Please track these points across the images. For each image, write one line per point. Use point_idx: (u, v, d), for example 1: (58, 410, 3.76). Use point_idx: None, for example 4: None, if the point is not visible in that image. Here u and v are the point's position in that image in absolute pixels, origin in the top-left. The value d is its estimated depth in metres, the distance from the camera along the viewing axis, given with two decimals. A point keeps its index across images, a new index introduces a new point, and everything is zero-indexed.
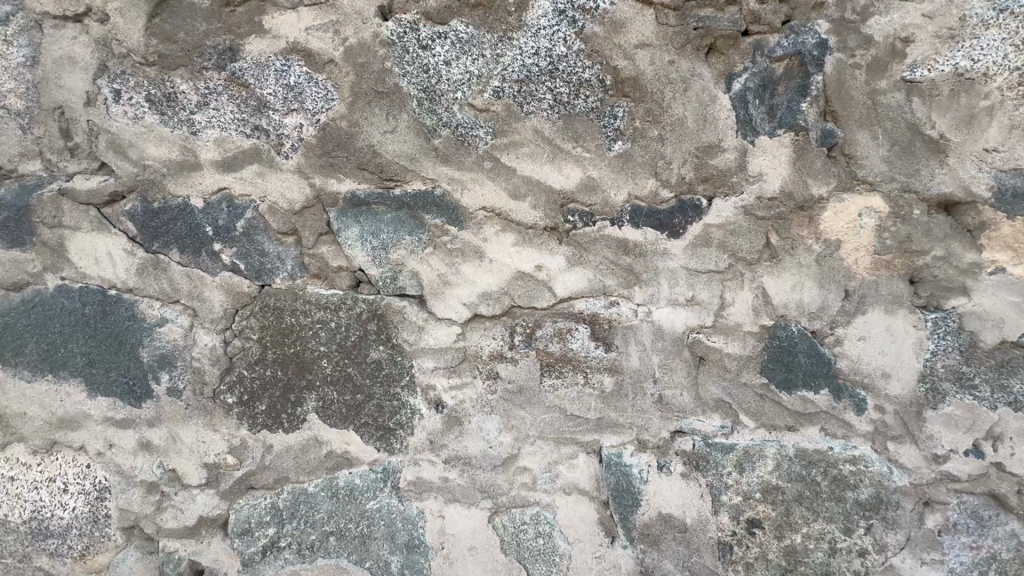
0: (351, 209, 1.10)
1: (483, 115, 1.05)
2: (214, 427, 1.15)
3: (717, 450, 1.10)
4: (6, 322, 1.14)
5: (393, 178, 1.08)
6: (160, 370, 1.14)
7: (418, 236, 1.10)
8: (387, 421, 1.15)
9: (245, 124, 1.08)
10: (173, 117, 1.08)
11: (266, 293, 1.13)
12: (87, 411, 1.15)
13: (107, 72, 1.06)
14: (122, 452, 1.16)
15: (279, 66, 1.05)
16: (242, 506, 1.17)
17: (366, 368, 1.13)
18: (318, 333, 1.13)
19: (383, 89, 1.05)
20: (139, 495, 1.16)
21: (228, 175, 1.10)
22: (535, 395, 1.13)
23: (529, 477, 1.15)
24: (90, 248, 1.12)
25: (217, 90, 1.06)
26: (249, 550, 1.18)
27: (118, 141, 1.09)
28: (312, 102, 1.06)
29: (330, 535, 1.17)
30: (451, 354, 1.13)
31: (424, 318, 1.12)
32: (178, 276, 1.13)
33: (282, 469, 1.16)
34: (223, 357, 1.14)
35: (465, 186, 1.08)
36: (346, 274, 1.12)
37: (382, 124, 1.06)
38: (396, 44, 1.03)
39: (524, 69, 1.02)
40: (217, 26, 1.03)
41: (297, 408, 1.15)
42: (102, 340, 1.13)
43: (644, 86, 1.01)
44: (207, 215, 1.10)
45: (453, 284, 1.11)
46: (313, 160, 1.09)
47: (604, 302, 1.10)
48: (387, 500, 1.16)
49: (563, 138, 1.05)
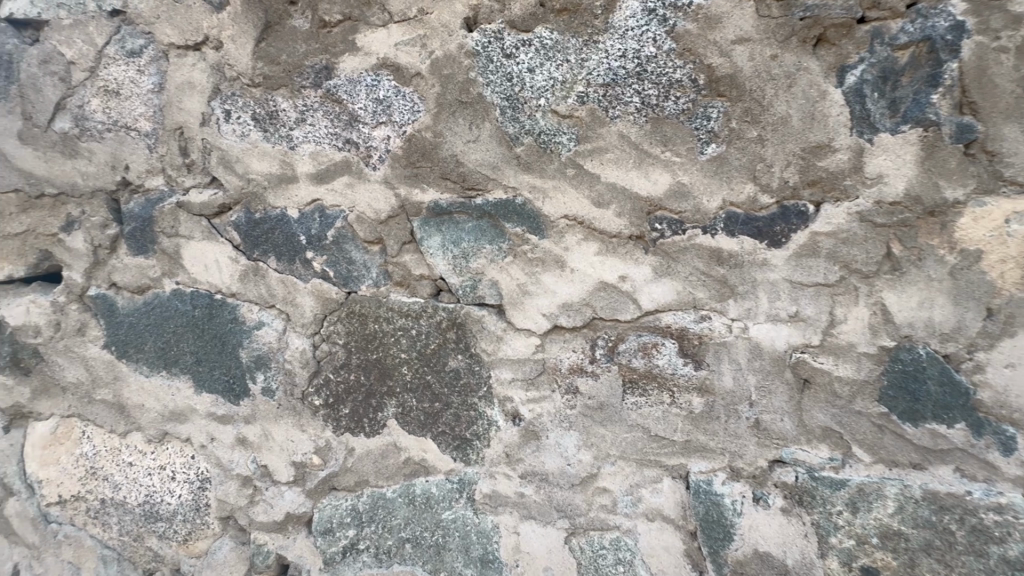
0: (434, 218, 1.11)
1: (567, 121, 1.03)
2: (302, 427, 1.20)
3: (825, 486, 0.98)
4: (131, 322, 1.27)
5: (475, 187, 1.08)
6: (256, 370, 1.21)
7: (498, 245, 1.09)
8: (464, 431, 1.14)
9: (337, 137, 1.13)
10: (274, 133, 1.15)
11: (352, 300, 1.16)
12: (193, 405, 1.25)
13: (220, 95, 1.17)
14: (221, 445, 1.24)
15: (370, 82, 1.09)
16: (325, 506, 1.20)
17: (444, 376, 1.13)
18: (399, 340, 1.14)
19: (467, 99, 1.06)
20: (234, 487, 1.23)
21: (320, 187, 1.15)
22: (617, 413, 1.08)
23: (609, 499, 1.09)
24: (200, 255, 1.22)
25: (314, 107, 1.13)
26: (330, 550, 1.21)
27: (227, 156, 1.18)
28: (400, 115, 1.09)
29: (406, 542, 1.18)
30: (530, 366, 1.10)
31: (502, 328, 1.10)
32: (274, 282, 1.19)
33: (362, 473, 1.19)
34: (311, 360, 1.19)
35: (547, 194, 1.05)
36: (427, 282, 1.13)
37: (465, 133, 1.07)
38: (480, 54, 1.03)
39: (611, 72, 0.99)
40: (315, 47, 1.10)
41: (378, 413, 1.17)
42: (207, 340, 1.23)
43: (742, 83, 0.94)
44: (301, 225, 1.16)
45: (533, 293, 1.08)
46: (399, 171, 1.11)
47: (693, 315, 1.02)
48: (462, 512, 1.15)
49: (651, 142, 1.00)
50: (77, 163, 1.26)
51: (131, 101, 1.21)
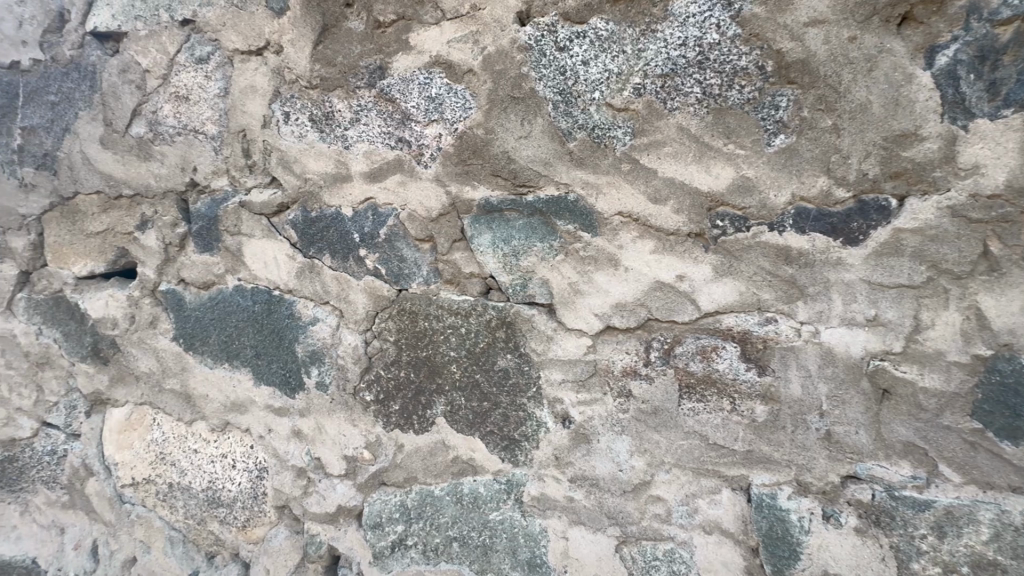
0: (484, 215, 1.10)
1: (622, 114, 0.99)
2: (354, 422, 1.22)
3: (906, 506, 0.90)
4: (197, 316, 1.34)
5: (527, 184, 1.06)
6: (311, 365, 1.24)
7: (550, 243, 1.06)
8: (512, 432, 1.12)
9: (390, 136, 1.14)
10: (330, 133, 1.18)
11: (403, 297, 1.17)
12: (253, 397, 1.30)
13: (280, 97, 1.21)
14: (278, 437, 1.28)
15: (422, 80, 1.09)
16: (375, 500, 1.22)
17: (493, 375, 1.12)
18: (448, 338, 1.14)
19: (519, 94, 1.04)
20: (289, 478, 1.27)
21: (373, 186, 1.16)
22: (672, 418, 1.03)
23: (663, 508, 1.05)
24: (260, 253, 1.26)
25: (368, 107, 1.15)
26: (379, 544, 1.22)
27: (286, 157, 1.22)
28: (452, 112, 1.09)
29: (454, 540, 1.18)
30: (581, 367, 1.07)
31: (553, 328, 1.08)
32: (329, 279, 1.22)
33: (411, 469, 1.19)
34: (363, 356, 1.20)
35: (600, 191, 1.02)
36: (477, 281, 1.12)
37: (517, 129, 1.05)
38: (533, 48, 1.01)
39: (669, 62, 0.95)
40: (369, 48, 1.12)
41: (427, 411, 1.17)
42: (266, 335, 1.27)
43: (815, 68, 0.87)
44: (355, 223, 1.18)
45: (584, 293, 1.05)
46: (450, 168, 1.11)
47: (757, 318, 0.96)
48: (510, 513, 1.14)
49: (712, 135, 0.95)
50: (151, 165, 1.34)
51: (199, 105, 1.27)
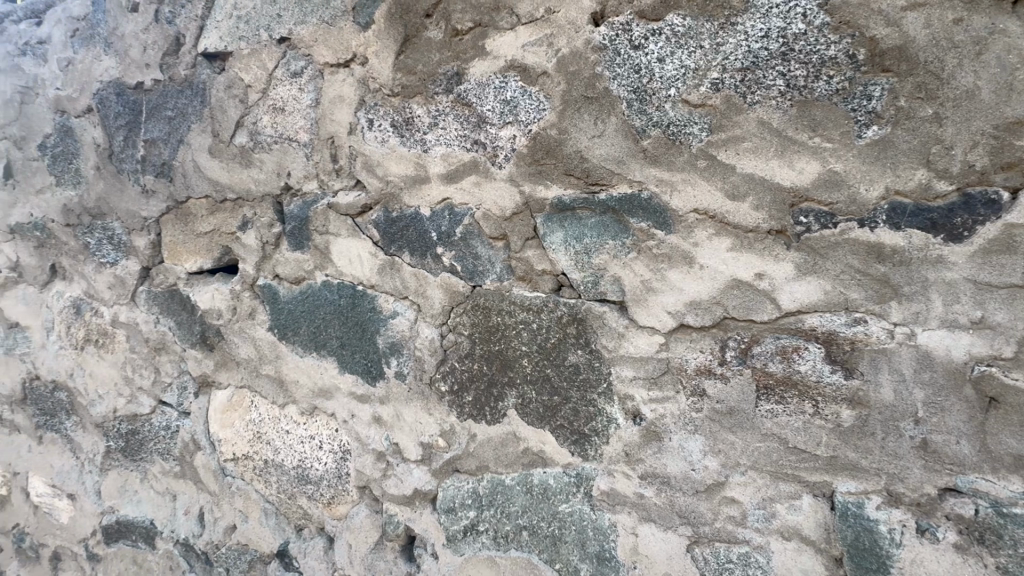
0: (557, 214, 1.12)
1: (699, 110, 0.98)
2: (429, 411, 1.29)
3: (1015, 524, 0.83)
4: (290, 308, 1.46)
5: (600, 182, 1.07)
6: (391, 356, 1.32)
7: (622, 240, 1.07)
8: (582, 427, 1.14)
9: (466, 139, 1.19)
10: (410, 138, 1.25)
11: (477, 293, 1.21)
12: (338, 384, 1.40)
13: (365, 105, 1.30)
14: (360, 422, 1.38)
15: (498, 84, 1.14)
16: (449, 486, 1.28)
17: (564, 370, 1.14)
18: (520, 333, 1.18)
19: (593, 94, 1.05)
20: (370, 460, 1.37)
21: (450, 187, 1.22)
22: (749, 420, 1.01)
23: (737, 510, 1.03)
24: (346, 250, 1.36)
25: (446, 111, 1.20)
26: (452, 528, 1.29)
27: (370, 161, 1.31)
28: (526, 114, 1.12)
29: (524, 529, 1.21)
30: (653, 364, 1.07)
31: (625, 325, 1.08)
32: (408, 275, 1.29)
33: (483, 458, 1.24)
34: (439, 349, 1.27)
35: (675, 188, 1.01)
36: (549, 277, 1.14)
37: (590, 128, 1.07)
38: (607, 48, 1.03)
39: (750, 55, 0.93)
40: (448, 55, 1.18)
41: (499, 402, 1.21)
42: (351, 327, 1.37)
43: (914, 55, 0.82)
44: (433, 222, 1.24)
45: (657, 290, 1.05)
46: (523, 168, 1.14)
47: (844, 318, 0.92)
48: (579, 506, 1.16)
49: (796, 128, 0.92)
50: (250, 171, 1.48)
51: (294, 115, 1.39)
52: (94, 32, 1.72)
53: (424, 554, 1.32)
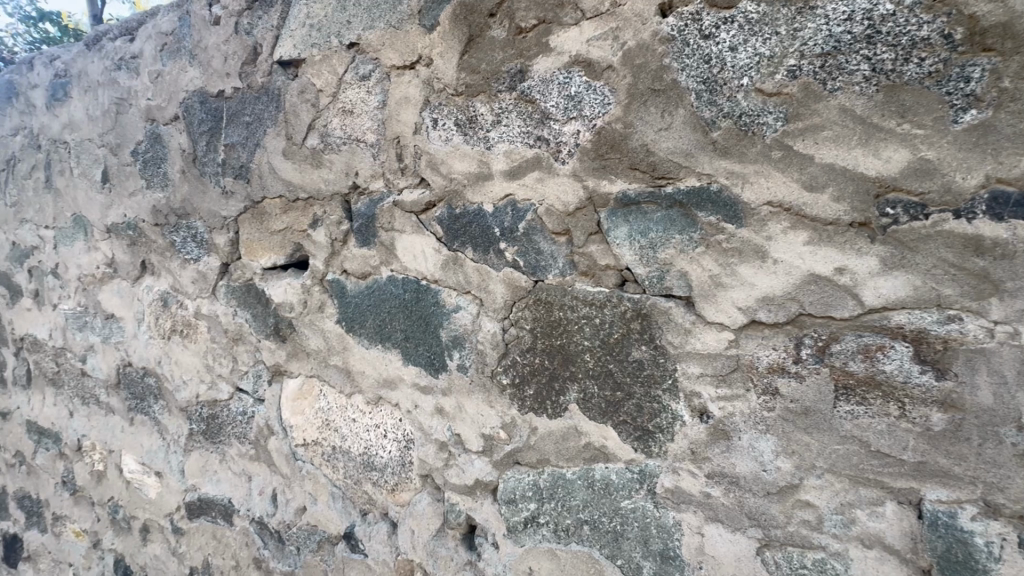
0: (621, 208, 1.11)
1: (774, 99, 0.95)
2: (491, 404, 1.32)
3: None
4: (357, 302, 1.53)
5: (666, 176, 1.06)
6: (453, 349, 1.35)
7: (690, 235, 1.05)
8: (646, 423, 1.13)
9: (529, 135, 1.20)
10: (473, 136, 1.28)
11: (539, 288, 1.22)
12: (402, 376, 1.46)
13: (430, 105, 1.34)
14: (424, 412, 1.43)
15: (562, 79, 1.14)
16: (509, 478, 1.30)
17: (628, 365, 1.14)
18: (583, 328, 1.18)
19: (660, 87, 1.04)
20: (433, 450, 1.41)
21: (513, 183, 1.24)
22: (826, 421, 0.97)
23: (813, 514, 0.99)
24: (410, 246, 1.41)
25: (509, 109, 1.22)
26: (513, 519, 1.31)
27: (434, 159, 1.35)
28: (591, 108, 1.12)
29: (585, 523, 1.22)
30: (721, 362, 1.04)
31: (691, 321, 1.06)
32: (471, 271, 1.32)
33: (544, 451, 1.26)
34: (501, 343, 1.29)
35: (747, 180, 0.98)
36: (613, 272, 1.14)
37: (657, 122, 1.05)
38: (676, 39, 1.01)
39: (831, 40, 0.89)
40: (511, 53, 1.20)
41: (560, 397, 1.22)
42: (415, 320, 1.42)
43: (1020, 31, 0.77)
44: (496, 218, 1.26)
45: (727, 286, 1.02)
46: (587, 163, 1.14)
47: (935, 315, 0.86)
48: (642, 503, 1.15)
49: (883, 115, 0.87)
50: (321, 172, 1.56)
51: (362, 117, 1.46)
52: (180, 46, 1.87)
53: (485, 543, 1.35)
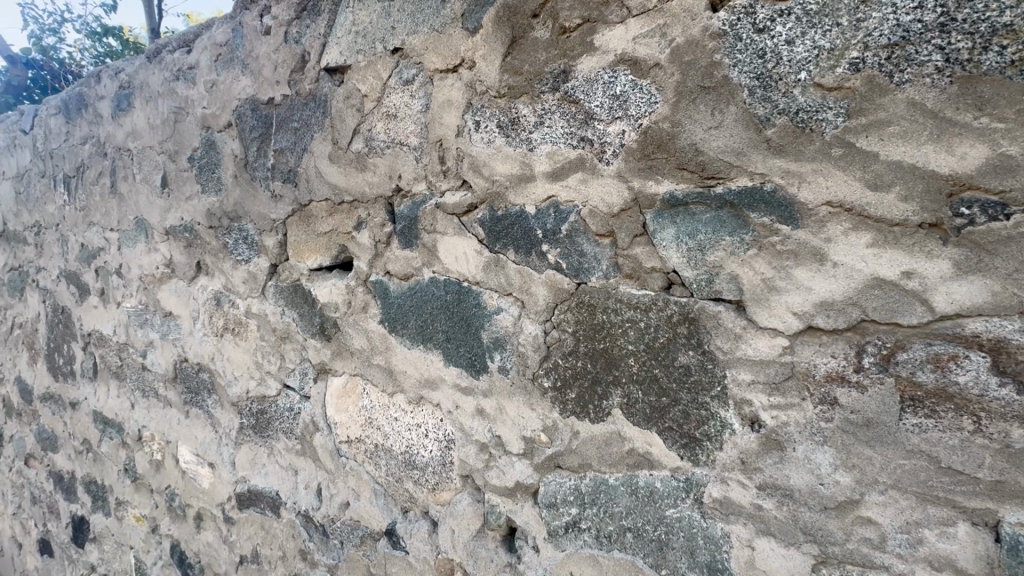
0: (668, 210, 1.09)
1: (834, 94, 0.90)
2: (532, 406, 1.31)
3: None
4: (399, 303, 1.55)
5: (716, 176, 1.02)
6: (494, 351, 1.35)
7: (741, 236, 1.01)
8: (693, 430, 1.10)
9: (572, 136, 1.19)
10: (515, 137, 1.28)
11: (582, 290, 1.21)
12: (444, 376, 1.47)
13: (472, 108, 1.35)
14: (464, 413, 1.43)
15: (607, 79, 1.13)
16: (550, 481, 1.30)
17: (674, 371, 1.11)
18: (627, 331, 1.16)
19: (710, 84, 1.01)
20: (474, 451, 1.42)
21: (556, 184, 1.22)
22: (890, 434, 0.91)
23: (875, 532, 0.93)
24: (452, 248, 1.42)
25: (552, 110, 1.21)
26: (554, 523, 1.30)
27: (476, 161, 1.35)
28: (637, 108, 1.10)
29: (628, 531, 1.20)
30: (774, 369, 1.00)
31: (742, 326, 1.02)
32: (512, 273, 1.31)
33: (586, 456, 1.24)
34: (542, 345, 1.28)
35: (803, 179, 0.94)
36: (659, 275, 1.11)
37: (706, 120, 1.02)
38: (727, 34, 0.98)
39: (899, 30, 0.84)
40: (555, 54, 1.19)
41: (603, 401, 1.20)
42: (456, 321, 1.43)
43: None
44: (538, 220, 1.26)
45: (781, 290, 0.98)
46: (632, 164, 1.11)
47: (1017, 324, 0.80)
48: (688, 512, 1.12)
49: (958, 108, 0.81)
50: (365, 175, 1.59)
51: (405, 121, 1.48)
52: (233, 56, 1.95)
53: (525, 546, 1.35)
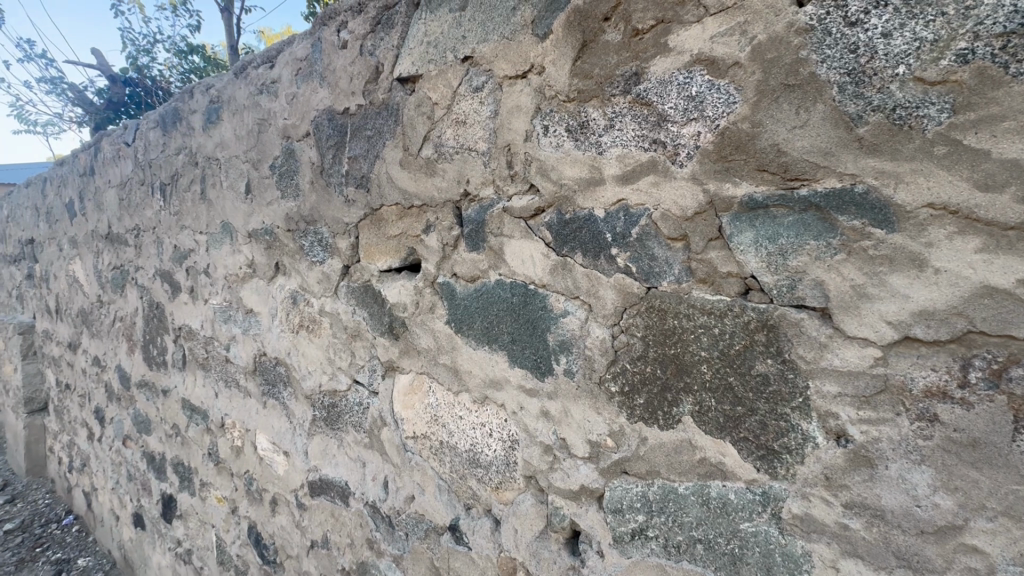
0: (746, 213, 1.05)
1: (937, 88, 0.84)
2: (598, 410, 1.31)
3: None
4: (466, 304, 1.59)
5: (800, 177, 0.98)
6: (560, 353, 1.36)
7: (827, 241, 0.97)
8: (770, 442, 1.06)
9: (644, 139, 1.18)
10: (584, 141, 1.28)
11: (652, 295, 1.19)
12: (509, 377, 1.49)
13: (541, 113, 1.36)
14: (529, 414, 1.45)
15: (683, 80, 1.11)
16: (617, 487, 1.29)
17: (751, 379, 1.07)
18: (700, 338, 1.13)
19: (795, 81, 0.97)
20: (538, 452, 1.43)
21: (626, 187, 1.22)
22: (1002, 456, 0.84)
23: (981, 562, 0.86)
24: (519, 251, 1.44)
25: (623, 112, 1.21)
26: (620, 529, 1.29)
27: (544, 165, 1.36)
28: (713, 108, 1.07)
29: (699, 542, 1.17)
30: (864, 381, 0.94)
31: (828, 335, 0.97)
32: (580, 276, 1.31)
33: (654, 463, 1.22)
34: (610, 349, 1.27)
35: (900, 180, 0.88)
36: (735, 281, 1.07)
37: (790, 119, 0.98)
38: (815, 29, 0.94)
39: (1016, 17, 0.78)
40: (626, 56, 1.19)
41: (673, 408, 1.18)
42: (522, 323, 1.45)
43: None
44: (607, 223, 1.25)
45: (873, 297, 0.92)
46: (708, 166, 1.09)
47: None
48: (765, 527, 1.08)
49: None
50: (434, 180, 1.65)
51: (474, 127, 1.52)
52: (312, 69, 2.07)
53: (589, 550, 1.35)
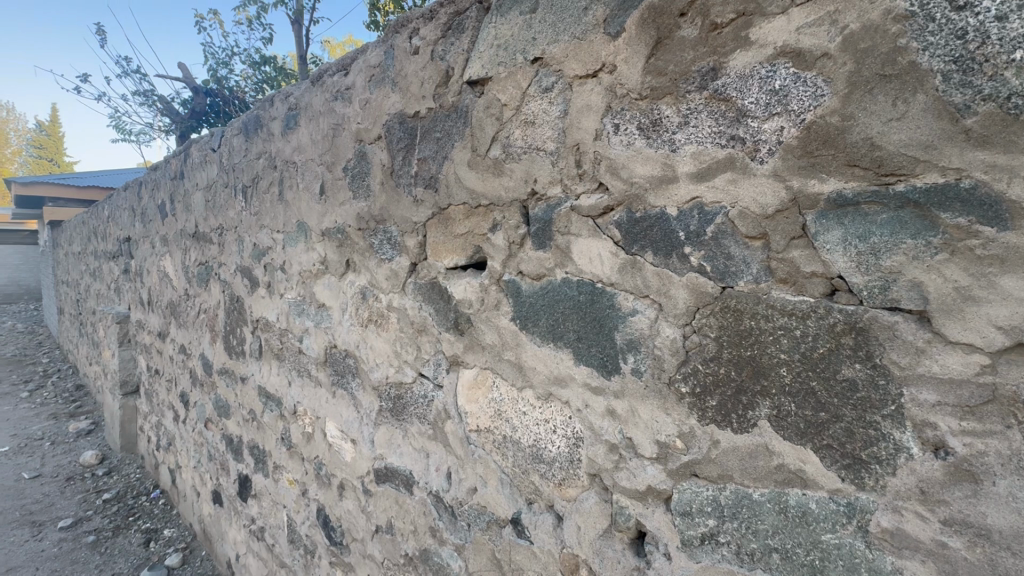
0: (834, 210, 1.01)
1: None
2: (667, 411, 1.29)
3: None
4: (531, 302, 1.62)
5: (897, 173, 0.93)
6: (628, 352, 1.36)
7: (927, 240, 0.91)
8: (857, 451, 1.01)
9: (721, 135, 1.15)
10: (657, 139, 1.27)
11: (727, 295, 1.16)
12: (574, 375, 1.50)
13: (611, 111, 1.36)
14: (595, 412, 1.45)
15: (765, 74, 1.08)
16: (685, 489, 1.27)
17: (836, 385, 1.02)
18: (779, 340, 1.09)
19: (892, 71, 0.92)
20: (603, 451, 1.43)
21: (701, 185, 1.19)
22: None
23: None
24: (586, 250, 1.44)
25: (699, 109, 1.19)
26: (688, 532, 1.27)
27: (614, 164, 1.36)
28: (798, 102, 1.03)
29: (775, 551, 1.13)
30: (969, 390, 0.88)
31: (926, 339, 0.91)
32: (650, 275, 1.30)
33: (727, 467, 1.19)
34: (680, 349, 1.25)
35: (1015, 174, 0.82)
36: (820, 281, 1.03)
37: (886, 111, 0.93)
38: (916, 15, 0.89)
39: None
40: (703, 51, 1.17)
41: (749, 411, 1.15)
42: (589, 321, 1.45)
43: None
44: (680, 221, 1.23)
45: (980, 300, 0.86)
46: (792, 162, 1.05)
47: None
48: (849, 540, 1.03)
49: None
50: (501, 180, 1.68)
51: (543, 127, 1.54)
52: (384, 75, 2.17)
53: (656, 552, 1.33)
